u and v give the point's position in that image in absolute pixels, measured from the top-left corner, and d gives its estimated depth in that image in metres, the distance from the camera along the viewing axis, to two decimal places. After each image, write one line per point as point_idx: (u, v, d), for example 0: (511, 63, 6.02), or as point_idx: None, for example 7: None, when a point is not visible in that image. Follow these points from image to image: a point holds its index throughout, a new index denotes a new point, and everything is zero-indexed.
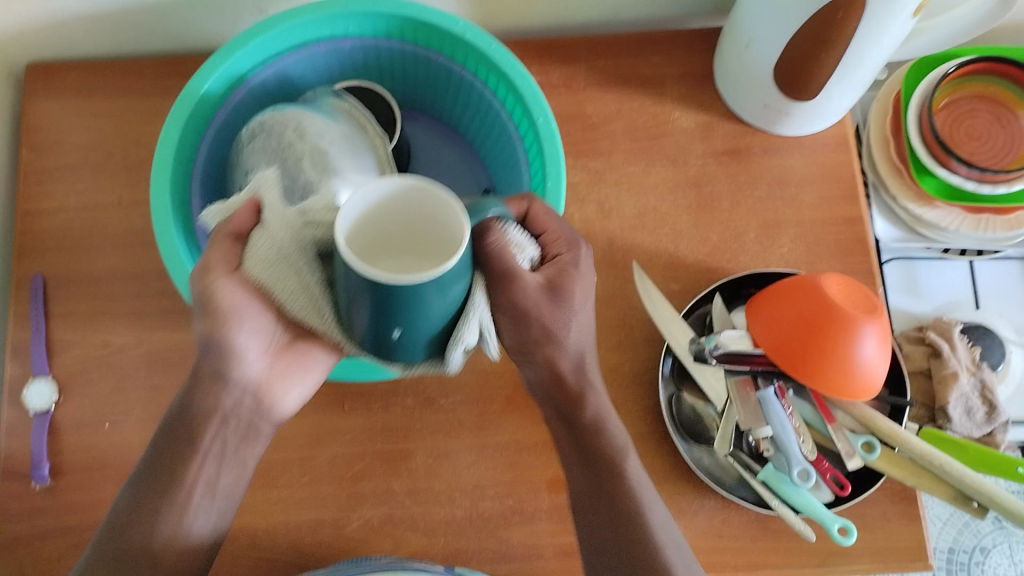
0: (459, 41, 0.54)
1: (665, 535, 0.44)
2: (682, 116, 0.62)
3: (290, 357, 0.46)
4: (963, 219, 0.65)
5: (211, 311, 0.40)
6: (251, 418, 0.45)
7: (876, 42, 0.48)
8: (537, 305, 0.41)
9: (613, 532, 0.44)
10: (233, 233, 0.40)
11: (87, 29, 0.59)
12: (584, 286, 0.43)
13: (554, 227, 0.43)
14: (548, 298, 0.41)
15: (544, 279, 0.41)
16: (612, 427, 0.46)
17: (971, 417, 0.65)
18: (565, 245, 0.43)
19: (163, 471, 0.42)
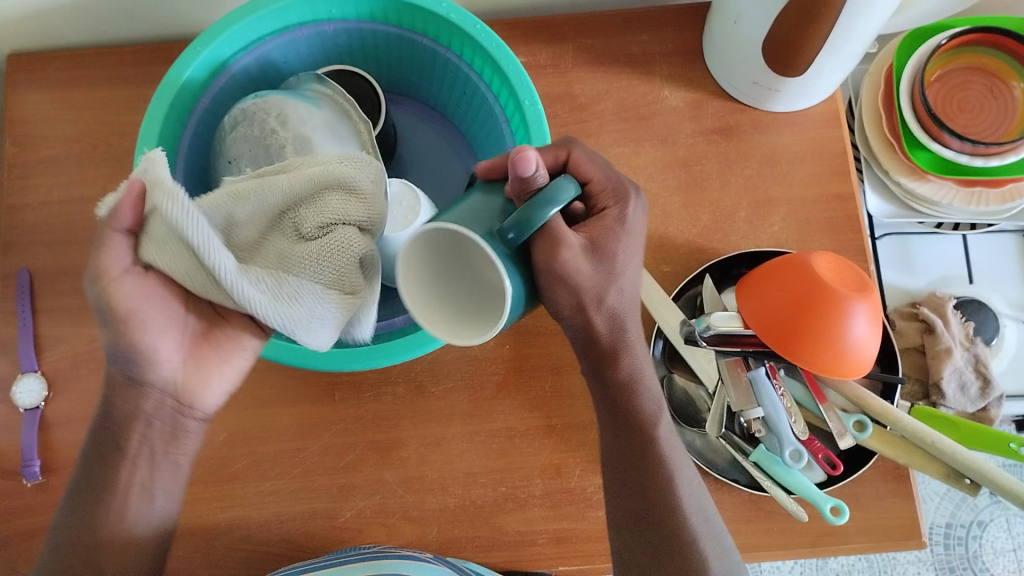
0: (442, 21, 0.53)
1: (690, 505, 0.44)
2: (671, 94, 0.61)
3: (208, 348, 0.44)
4: (956, 194, 0.64)
5: (113, 317, 0.40)
6: (176, 416, 0.44)
7: (866, 16, 0.47)
8: (580, 266, 0.39)
9: (633, 509, 0.44)
10: (119, 230, 0.39)
11: (66, 17, 0.58)
12: (629, 244, 0.42)
13: (599, 176, 0.42)
14: (592, 256, 0.40)
15: (586, 236, 0.40)
16: (647, 395, 0.44)
17: (965, 393, 0.65)
18: (610, 193, 0.41)
19: (98, 478, 0.42)
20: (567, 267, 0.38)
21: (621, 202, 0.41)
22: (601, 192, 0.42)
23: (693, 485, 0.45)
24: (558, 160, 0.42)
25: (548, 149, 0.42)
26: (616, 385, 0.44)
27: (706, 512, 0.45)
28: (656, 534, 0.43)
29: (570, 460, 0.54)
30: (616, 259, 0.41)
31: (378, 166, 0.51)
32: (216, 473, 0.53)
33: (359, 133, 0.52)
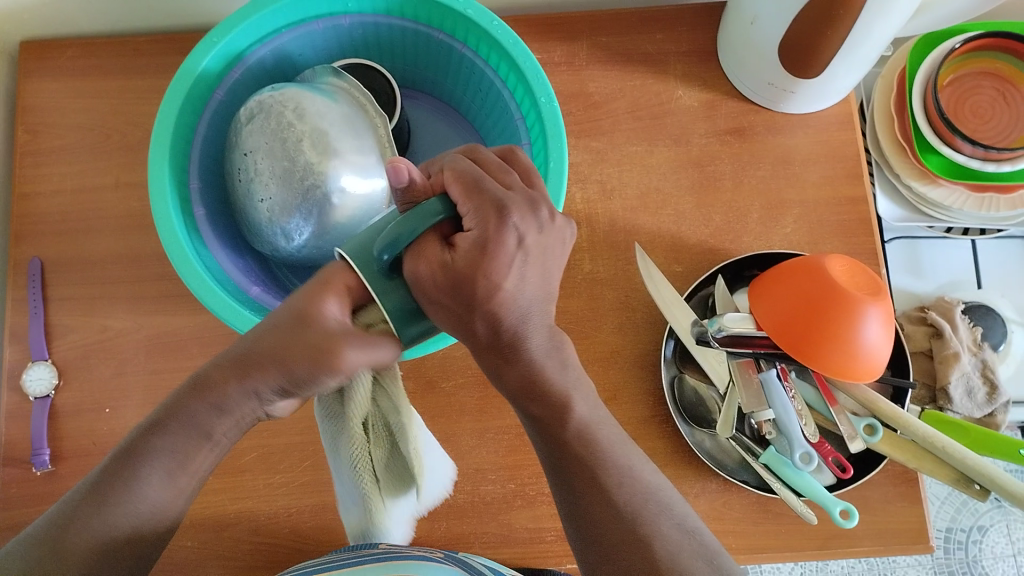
0: (459, 16, 0.53)
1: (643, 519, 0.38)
2: (685, 94, 0.61)
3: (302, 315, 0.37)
4: (967, 199, 0.64)
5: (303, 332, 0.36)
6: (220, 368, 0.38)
7: (885, 19, 0.47)
8: (448, 289, 0.35)
9: (587, 532, 0.38)
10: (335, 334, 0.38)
11: (80, 6, 0.58)
12: (511, 252, 0.36)
13: (456, 183, 0.37)
14: (453, 279, 0.35)
15: (454, 256, 0.35)
16: (580, 402, 0.39)
17: (971, 398, 0.65)
18: (477, 215, 0.35)
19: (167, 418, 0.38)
20: (433, 287, 0.35)
21: (525, 207, 0.37)
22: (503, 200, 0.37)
23: (658, 484, 0.40)
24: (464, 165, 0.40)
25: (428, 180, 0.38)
26: (540, 417, 0.38)
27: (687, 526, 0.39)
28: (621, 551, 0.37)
29: None
30: (482, 280, 0.35)
31: (394, 162, 0.52)
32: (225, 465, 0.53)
33: (375, 128, 0.52)
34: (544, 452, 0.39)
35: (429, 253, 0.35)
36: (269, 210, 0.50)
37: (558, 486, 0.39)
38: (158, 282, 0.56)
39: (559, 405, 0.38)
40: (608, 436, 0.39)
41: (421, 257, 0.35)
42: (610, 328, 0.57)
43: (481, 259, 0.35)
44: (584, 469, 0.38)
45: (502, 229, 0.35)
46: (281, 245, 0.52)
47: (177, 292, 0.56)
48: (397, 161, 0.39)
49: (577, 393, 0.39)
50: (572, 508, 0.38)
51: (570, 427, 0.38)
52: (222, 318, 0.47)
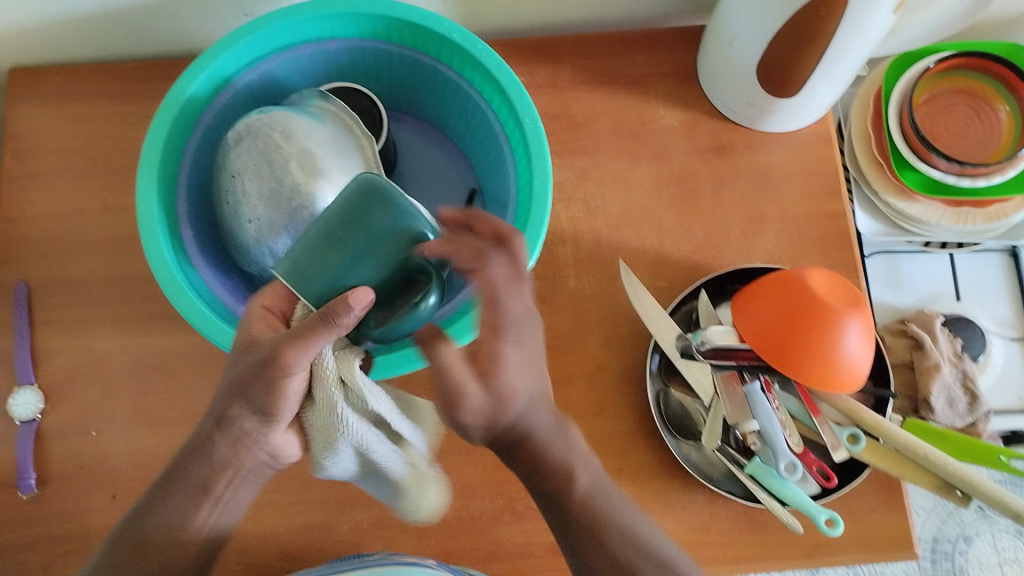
0: (444, 40, 0.54)
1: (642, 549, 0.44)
2: (666, 114, 0.62)
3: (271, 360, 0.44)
4: (943, 213, 0.65)
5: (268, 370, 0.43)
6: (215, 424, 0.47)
7: (859, 40, 0.49)
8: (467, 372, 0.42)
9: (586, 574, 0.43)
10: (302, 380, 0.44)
11: (69, 33, 0.59)
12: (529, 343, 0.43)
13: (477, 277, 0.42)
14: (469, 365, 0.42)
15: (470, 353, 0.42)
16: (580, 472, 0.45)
17: (954, 408, 0.66)
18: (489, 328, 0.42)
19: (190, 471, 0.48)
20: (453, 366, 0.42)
21: (524, 316, 0.43)
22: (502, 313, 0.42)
23: (651, 534, 0.45)
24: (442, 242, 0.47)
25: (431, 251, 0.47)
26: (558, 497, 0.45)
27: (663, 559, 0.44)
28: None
29: None
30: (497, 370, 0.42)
31: (382, 182, 0.53)
32: None
33: (362, 148, 0.53)
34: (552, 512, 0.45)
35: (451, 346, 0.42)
36: (257, 231, 0.50)
37: (564, 539, 0.45)
38: (146, 303, 0.57)
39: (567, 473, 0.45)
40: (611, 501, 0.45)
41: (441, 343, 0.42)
42: (595, 343, 0.57)
43: (482, 370, 0.42)
44: (585, 520, 0.44)
45: (507, 339, 0.42)
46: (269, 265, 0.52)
47: (165, 314, 0.57)
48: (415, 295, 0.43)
49: (576, 461, 0.46)
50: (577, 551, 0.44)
51: (575, 497, 0.45)
52: (209, 337, 0.48)
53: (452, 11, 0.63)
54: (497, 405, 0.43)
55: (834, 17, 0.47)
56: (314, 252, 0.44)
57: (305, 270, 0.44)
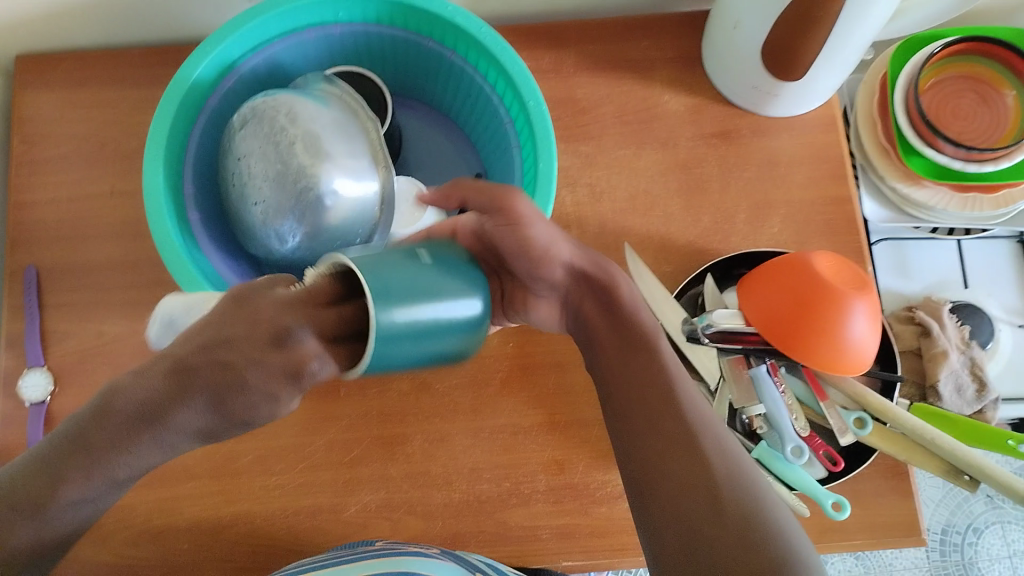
0: (448, 24, 0.54)
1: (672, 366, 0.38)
2: (671, 99, 0.62)
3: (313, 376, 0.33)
4: (950, 199, 0.65)
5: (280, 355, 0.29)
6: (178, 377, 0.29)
7: (864, 21, 0.49)
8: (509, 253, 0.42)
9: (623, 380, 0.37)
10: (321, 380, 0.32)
11: (75, 20, 0.59)
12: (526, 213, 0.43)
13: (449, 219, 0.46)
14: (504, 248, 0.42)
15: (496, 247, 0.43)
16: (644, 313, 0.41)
17: (961, 395, 0.65)
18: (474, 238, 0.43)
19: (82, 440, 0.30)
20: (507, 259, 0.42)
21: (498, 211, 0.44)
22: (511, 207, 0.42)
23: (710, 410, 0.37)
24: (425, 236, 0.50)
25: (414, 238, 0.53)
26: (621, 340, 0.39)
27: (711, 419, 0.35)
28: (656, 427, 0.34)
29: (573, 457, 0.54)
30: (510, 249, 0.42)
31: (387, 165, 0.53)
32: (221, 468, 0.54)
33: (367, 131, 0.53)
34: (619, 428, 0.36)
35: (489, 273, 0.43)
36: (263, 214, 0.50)
37: (614, 412, 0.37)
38: (154, 288, 0.57)
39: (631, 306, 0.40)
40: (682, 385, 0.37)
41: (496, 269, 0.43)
42: None
43: (515, 227, 0.42)
44: (635, 352, 0.38)
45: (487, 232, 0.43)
46: (275, 248, 0.52)
47: (172, 298, 0.57)
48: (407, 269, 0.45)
49: (641, 306, 0.41)
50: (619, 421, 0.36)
51: (630, 334, 0.39)
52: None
53: None
54: (542, 263, 0.42)
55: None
56: (402, 270, 0.34)
57: (391, 298, 0.32)
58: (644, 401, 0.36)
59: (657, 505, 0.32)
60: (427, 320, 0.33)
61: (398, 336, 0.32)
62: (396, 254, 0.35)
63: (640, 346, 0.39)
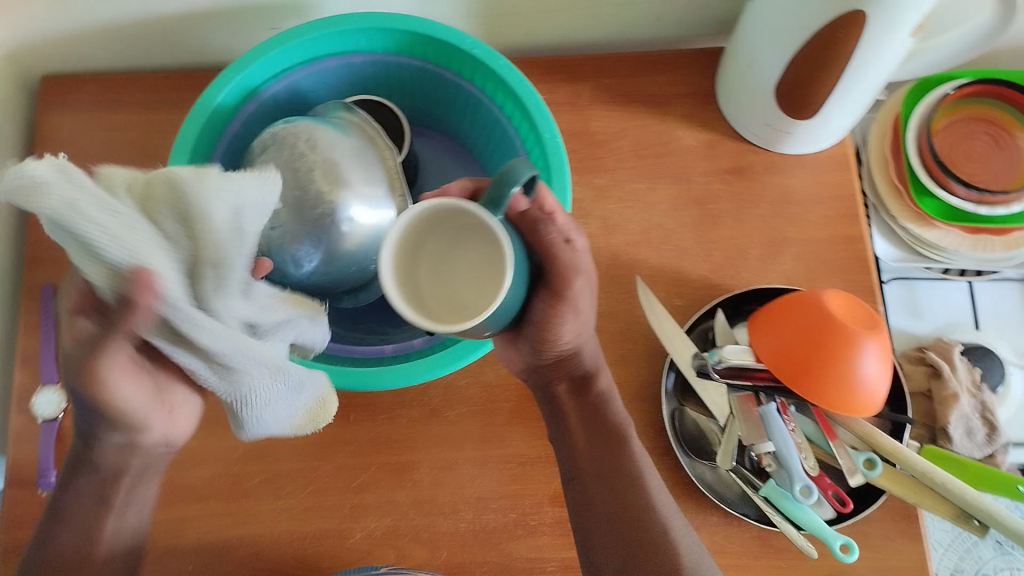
0: (468, 56, 0.54)
1: (638, 448, 0.47)
2: (686, 134, 0.63)
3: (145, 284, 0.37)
4: (963, 240, 0.65)
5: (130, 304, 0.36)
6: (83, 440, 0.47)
7: (880, 62, 0.49)
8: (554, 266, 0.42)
9: (603, 483, 0.46)
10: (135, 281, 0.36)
11: (102, 43, 0.60)
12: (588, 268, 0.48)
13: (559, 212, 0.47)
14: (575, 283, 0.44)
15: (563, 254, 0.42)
16: (617, 409, 0.49)
17: (971, 438, 0.65)
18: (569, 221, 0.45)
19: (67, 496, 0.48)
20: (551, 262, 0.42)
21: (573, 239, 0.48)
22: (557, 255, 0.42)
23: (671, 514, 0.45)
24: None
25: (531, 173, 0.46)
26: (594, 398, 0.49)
27: (673, 506, 0.46)
28: (617, 499, 0.45)
29: None
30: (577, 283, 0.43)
31: (402, 193, 0.55)
32: (227, 491, 0.54)
33: (384, 159, 0.54)
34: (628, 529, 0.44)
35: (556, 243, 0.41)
36: (279, 239, 0.50)
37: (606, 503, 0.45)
38: None
39: (601, 397, 0.49)
40: (651, 478, 0.46)
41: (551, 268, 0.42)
42: (611, 361, 0.57)
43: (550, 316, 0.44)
44: (612, 445, 0.47)
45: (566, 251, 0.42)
46: (289, 273, 0.52)
47: None
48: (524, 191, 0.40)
49: (614, 397, 0.50)
50: (601, 486, 0.46)
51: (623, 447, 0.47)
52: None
53: (477, 29, 0.63)
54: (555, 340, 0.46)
55: (853, 39, 0.47)
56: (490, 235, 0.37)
57: (502, 309, 0.37)
58: (621, 497, 0.45)
59: (600, 532, 0.45)
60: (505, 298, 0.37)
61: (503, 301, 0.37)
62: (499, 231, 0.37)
63: (618, 443, 0.47)
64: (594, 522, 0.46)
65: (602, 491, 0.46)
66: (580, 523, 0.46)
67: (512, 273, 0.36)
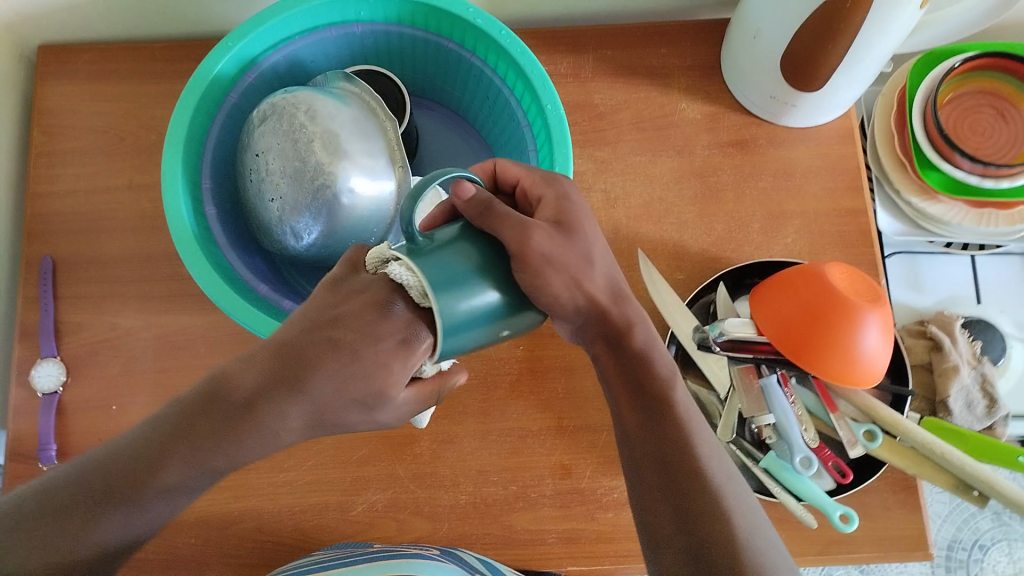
0: (469, 26, 0.54)
1: (688, 413, 0.40)
2: (688, 106, 0.62)
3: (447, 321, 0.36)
4: (966, 214, 0.65)
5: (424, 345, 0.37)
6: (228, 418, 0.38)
7: (885, 34, 0.48)
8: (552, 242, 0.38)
9: (656, 451, 0.39)
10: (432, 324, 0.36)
11: (100, 14, 0.59)
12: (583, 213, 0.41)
13: (526, 175, 0.43)
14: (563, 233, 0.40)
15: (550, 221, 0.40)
16: (660, 361, 0.41)
17: (971, 411, 0.65)
18: (540, 184, 0.42)
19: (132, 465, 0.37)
20: (546, 250, 0.37)
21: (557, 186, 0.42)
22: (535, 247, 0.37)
23: (721, 475, 0.38)
24: (483, 171, 0.44)
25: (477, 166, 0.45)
26: (631, 352, 0.41)
27: (730, 472, 0.39)
28: (662, 473, 0.38)
29: (580, 460, 0.54)
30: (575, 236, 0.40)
31: (403, 164, 0.54)
32: None
33: (385, 131, 0.54)
34: (676, 505, 0.37)
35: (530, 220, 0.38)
36: (279, 210, 0.51)
37: (658, 477, 0.38)
38: (169, 281, 0.57)
39: (640, 355, 0.41)
40: (700, 432, 0.40)
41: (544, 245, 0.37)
42: None
43: (538, 277, 0.37)
44: (659, 410, 0.40)
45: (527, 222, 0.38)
46: (289, 244, 0.53)
47: (186, 293, 0.57)
48: (461, 182, 0.39)
49: (656, 349, 0.41)
50: (642, 457, 0.39)
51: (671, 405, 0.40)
52: (253, 329, 0.48)
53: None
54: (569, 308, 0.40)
55: (860, 10, 0.47)
56: (444, 266, 0.35)
57: (479, 317, 0.35)
58: (671, 466, 0.38)
59: (649, 499, 0.38)
60: (474, 309, 0.35)
61: (468, 318, 0.35)
62: (445, 263, 0.35)
63: (660, 396, 0.40)
64: (642, 493, 0.38)
65: (646, 462, 0.39)
66: (635, 509, 0.39)
67: (453, 278, 0.35)
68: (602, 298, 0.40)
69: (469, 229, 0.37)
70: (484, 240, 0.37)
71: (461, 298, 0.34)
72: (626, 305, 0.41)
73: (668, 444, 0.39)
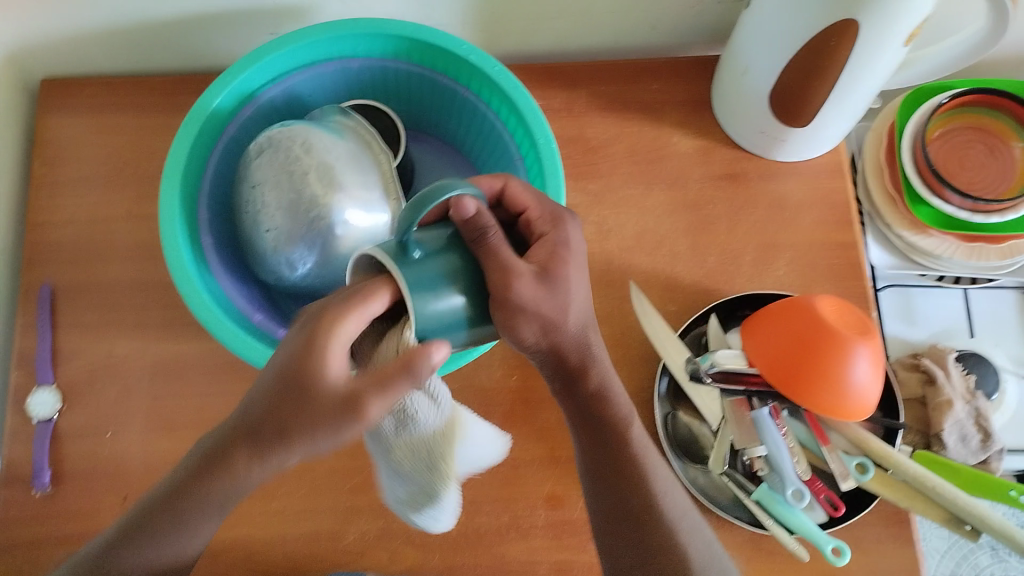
0: (463, 62, 0.55)
1: (643, 449, 0.45)
2: (681, 140, 0.63)
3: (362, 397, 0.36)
4: (957, 248, 0.66)
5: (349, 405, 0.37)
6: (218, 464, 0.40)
7: (870, 71, 0.49)
8: (533, 297, 0.38)
9: (615, 487, 0.45)
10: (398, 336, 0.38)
11: (103, 48, 0.60)
12: (576, 263, 0.41)
13: (534, 206, 0.43)
14: (544, 285, 0.39)
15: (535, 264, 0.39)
16: (617, 399, 0.44)
17: (965, 444, 0.65)
18: (547, 222, 0.42)
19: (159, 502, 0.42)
20: (523, 297, 0.38)
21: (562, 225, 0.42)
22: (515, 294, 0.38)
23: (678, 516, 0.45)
24: (493, 189, 0.44)
25: (485, 178, 0.44)
26: (587, 393, 0.44)
27: (680, 504, 0.46)
28: (626, 517, 0.45)
29: (573, 491, 0.54)
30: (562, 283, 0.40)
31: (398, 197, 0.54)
32: None
33: (380, 164, 0.55)
34: (641, 546, 0.44)
35: (518, 264, 0.38)
36: (275, 240, 0.52)
37: (619, 518, 0.45)
38: (164, 311, 0.58)
39: (596, 395, 0.44)
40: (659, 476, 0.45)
41: (522, 291, 0.38)
42: None
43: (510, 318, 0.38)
44: (617, 443, 0.45)
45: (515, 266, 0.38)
46: (284, 273, 0.53)
47: (180, 322, 0.57)
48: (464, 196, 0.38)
49: (610, 390, 0.44)
50: (602, 495, 0.46)
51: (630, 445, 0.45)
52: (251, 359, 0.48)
53: (474, 36, 0.64)
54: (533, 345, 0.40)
55: (845, 46, 0.48)
56: (424, 272, 0.37)
57: (446, 327, 0.38)
58: (631, 511, 0.45)
59: (617, 538, 0.45)
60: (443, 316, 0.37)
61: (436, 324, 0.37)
62: (427, 269, 0.37)
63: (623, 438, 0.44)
64: (608, 534, 0.45)
65: (609, 501, 0.45)
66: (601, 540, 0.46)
67: (431, 283, 0.37)
68: (567, 348, 0.41)
69: (459, 246, 0.38)
70: (467, 258, 0.38)
71: (434, 303, 0.37)
72: (590, 344, 0.42)
73: (628, 486, 0.45)
